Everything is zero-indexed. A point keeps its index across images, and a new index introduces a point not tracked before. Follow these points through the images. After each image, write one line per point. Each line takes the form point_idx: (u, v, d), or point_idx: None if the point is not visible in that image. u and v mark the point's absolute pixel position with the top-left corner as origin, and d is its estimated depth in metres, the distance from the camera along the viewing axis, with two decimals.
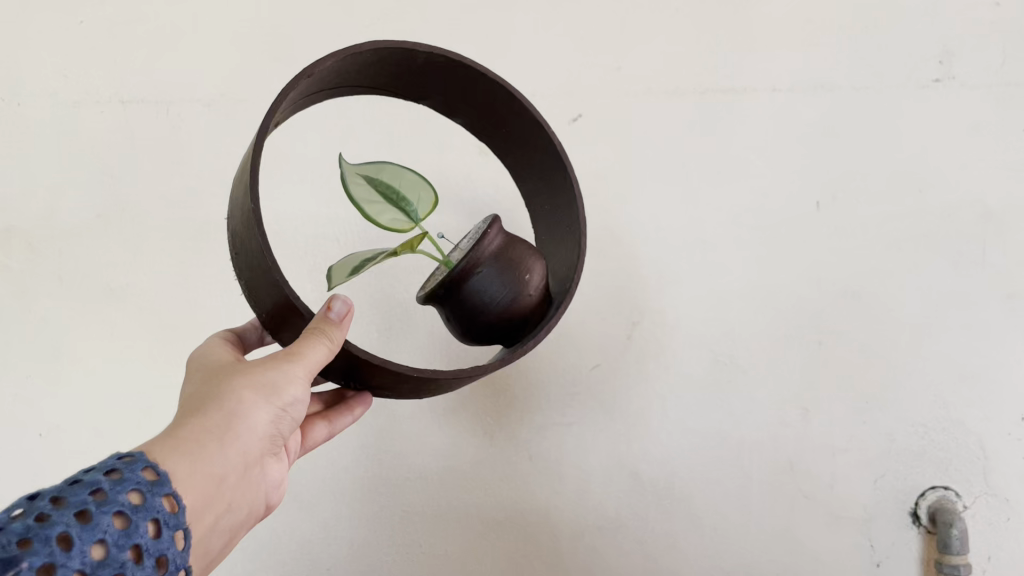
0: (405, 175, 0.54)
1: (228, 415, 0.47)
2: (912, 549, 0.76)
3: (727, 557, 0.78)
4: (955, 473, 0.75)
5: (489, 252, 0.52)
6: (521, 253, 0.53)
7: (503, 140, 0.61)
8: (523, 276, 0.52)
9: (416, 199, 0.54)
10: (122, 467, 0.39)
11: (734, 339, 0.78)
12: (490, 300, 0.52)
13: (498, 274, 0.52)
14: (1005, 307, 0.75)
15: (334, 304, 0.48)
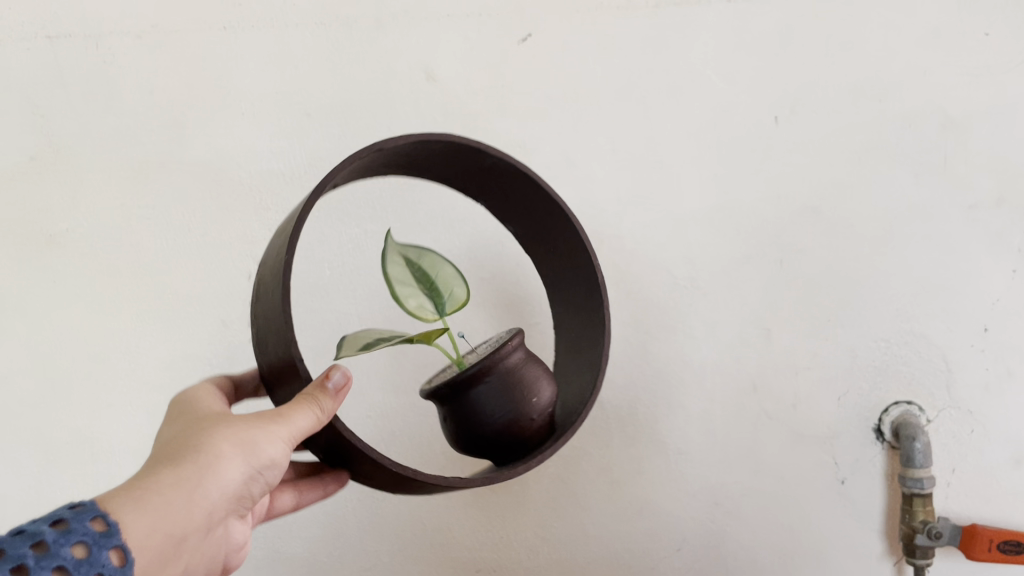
0: (445, 269, 0.57)
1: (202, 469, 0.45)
2: (877, 465, 0.75)
3: (693, 480, 0.76)
4: (918, 387, 0.74)
5: (505, 363, 0.52)
6: (535, 375, 0.54)
7: (546, 260, 0.64)
8: (530, 398, 0.53)
9: (450, 293, 0.56)
10: (91, 541, 0.39)
11: (693, 262, 0.76)
12: (490, 413, 0.52)
13: (509, 390, 0.52)
14: (967, 217, 0.73)
15: (333, 374, 0.48)
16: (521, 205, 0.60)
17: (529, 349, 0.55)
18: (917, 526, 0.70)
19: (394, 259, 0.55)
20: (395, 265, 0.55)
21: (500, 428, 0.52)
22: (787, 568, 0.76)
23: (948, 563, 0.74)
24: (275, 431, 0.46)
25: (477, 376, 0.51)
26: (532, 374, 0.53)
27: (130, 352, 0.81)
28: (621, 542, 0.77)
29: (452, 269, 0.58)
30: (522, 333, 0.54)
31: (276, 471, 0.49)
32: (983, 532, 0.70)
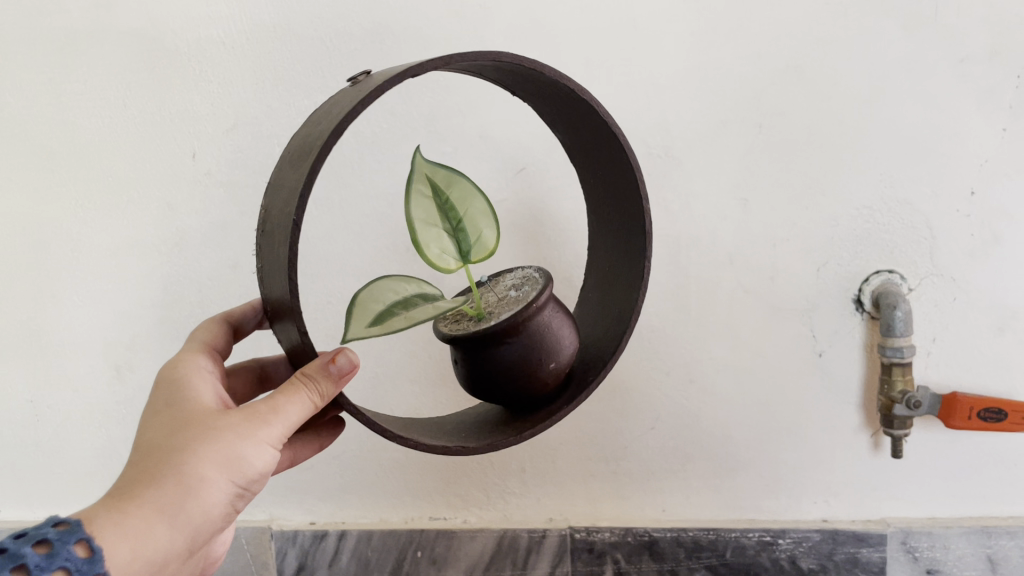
0: (477, 204, 0.49)
1: (187, 492, 0.43)
2: (855, 337, 0.73)
3: (667, 358, 0.74)
4: (900, 255, 0.71)
5: (524, 325, 0.48)
6: (556, 337, 0.50)
7: (594, 174, 0.57)
8: (543, 363, 0.50)
9: (477, 237, 0.49)
10: (74, 567, 0.39)
11: (668, 129, 0.70)
12: (502, 372, 0.49)
13: (528, 354, 0.49)
14: (958, 72, 0.68)
15: (339, 357, 0.45)
16: (575, 122, 0.53)
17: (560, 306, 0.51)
18: (895, 397, 0.69)
19: (420, 193, 0.48)
20: (419, 200, 0.47)
21: (509, 386, 0.50)
22: (760, 444, 0.75)
23: (924, 431, 0.73)
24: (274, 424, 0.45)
25: (501, 339, 0.48)
26: (556, 336, 0.50)
27: (72, 241, 0.77)
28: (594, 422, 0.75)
29: (484, 202, 0.50)
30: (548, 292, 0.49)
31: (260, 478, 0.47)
32: (963, 400, 0.69)
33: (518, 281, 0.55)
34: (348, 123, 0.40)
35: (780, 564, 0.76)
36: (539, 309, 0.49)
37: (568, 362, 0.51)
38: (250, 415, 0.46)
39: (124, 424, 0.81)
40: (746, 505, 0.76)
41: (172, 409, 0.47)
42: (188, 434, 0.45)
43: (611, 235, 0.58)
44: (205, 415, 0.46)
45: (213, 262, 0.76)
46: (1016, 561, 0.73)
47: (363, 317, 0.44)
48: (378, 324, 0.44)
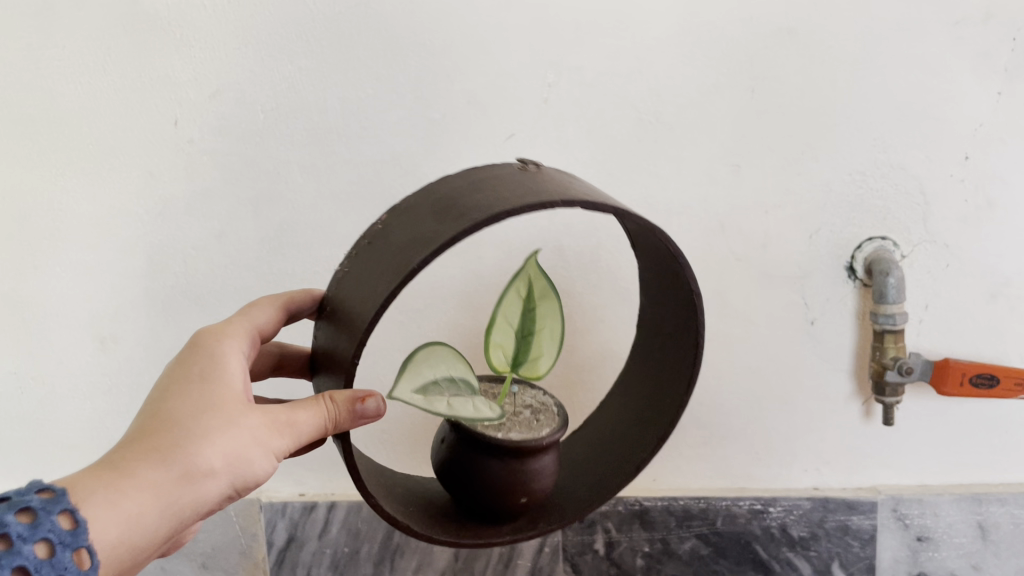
0: (550, 328, 0.53)
1: (186, 488, 0.44)
2: (847, 304, 0.72)
3: None
4: (893, 221, 0.70)
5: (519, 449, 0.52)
6: (542, 479, 0.53)
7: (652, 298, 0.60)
8: (519, 494, 0.53)
9: (534, 356, 0.53)
10: (57, 540, 0.40)
11: (659, 94, 0.69)
12: (479, 483, 0.52)
13: (510, 476, 0.52)
14: (953, 34, 0.66)
15: (369, 399, 0.47)
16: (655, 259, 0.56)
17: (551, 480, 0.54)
18: (887, 363, 0.68)
19: (515, 292, 0.52)
20: (509, 299, 0.52)
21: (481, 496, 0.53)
22: (751, 412, 0.75)
23: (915, 400, 0.72)
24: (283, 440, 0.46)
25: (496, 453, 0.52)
26: (540, 479, 0.53)
27: (54, 210, 0.75)
28: (589, 389, 0.76)
29: (559, 328, 0.53)
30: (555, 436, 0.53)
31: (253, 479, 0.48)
32: (955, 367, 0.68)
33: (535, 405, 0.58)
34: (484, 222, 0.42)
35: (770, 532, 0.75)
36: (543, 445, 0.52)
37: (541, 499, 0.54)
38: (270, 424, 0.46)
39: (111, 395, 0.80)
40: (738, 473, 0.76)
41: (201, 380, 0.47)
42: (207, 419, 0.45)
43: (651, 345, 0.61)
44: (223, 401, 0.46)
45: (198, 230, 0.75)
46: (1006, 528, 0.73)
47: (412, 381, 0.47)
48: (421, 394, 0.48)
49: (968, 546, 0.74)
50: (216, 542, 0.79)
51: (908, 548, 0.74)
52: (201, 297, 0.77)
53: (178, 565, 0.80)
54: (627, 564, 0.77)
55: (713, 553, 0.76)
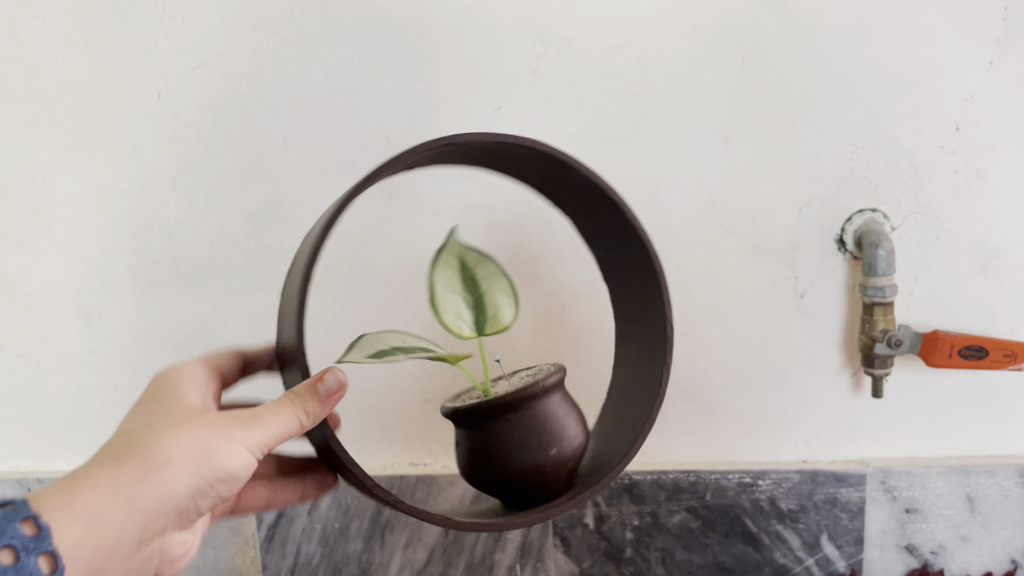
0: (499, 287, 0.49)
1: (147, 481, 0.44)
2: (837, 277, 0.72)
3: None
4: (884, 193, 0.70)
5: (529, 398, 0.48)
6: (565, 424, 0.49)
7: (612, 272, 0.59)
8: (547, 447, 0.48)
9: (495, 312, 0.48)
10: (21, 546, 0.40)
11: (649, 65, 0.68)
12: (504, 452, 0.48)
13: (529, 431, 0.48)
14: (942, 4, 0.66)
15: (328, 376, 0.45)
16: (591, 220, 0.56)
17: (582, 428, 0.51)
18: (877, 336, 0.68)
19: (445, 266, 0.48)
20: (443, 268, 0.48)
21: (510, 472, 0.48)
22: (741, 387, 0.75)
23: (904, 370, 0.72)
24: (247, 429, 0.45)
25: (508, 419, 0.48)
26: (568, 433, 0.49)
27: (37, 185, 0.74)
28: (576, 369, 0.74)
29: (507, 283, 0.49)
30: (558, 376, 0.49)
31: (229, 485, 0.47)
32: (944, 339, 0.68)
33: (535, 373, 0.56)
34: (378, 171, 0.43)
35: (759, 505, 0.75)
36: (549, 391, 0.49)
37: (576, 450, 0.50)
38: (233, 416, 0.46)
39: (97, 373, 0.79)
40: (727, 447, 0.76)
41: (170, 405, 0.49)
42: (166, 424, 0.46)
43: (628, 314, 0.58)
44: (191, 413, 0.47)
45: (183, 205, 0.74)
46: (994, 500, 0.73)
47: (365, 347, 0.46)
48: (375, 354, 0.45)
49: (957, 519, 0.73)
50: None
51: (896, 520, 0.74)
52: (186, 273, 0.76)
53: None
54: (616, 537, 0.77)
55: (703, 526, 0.76)
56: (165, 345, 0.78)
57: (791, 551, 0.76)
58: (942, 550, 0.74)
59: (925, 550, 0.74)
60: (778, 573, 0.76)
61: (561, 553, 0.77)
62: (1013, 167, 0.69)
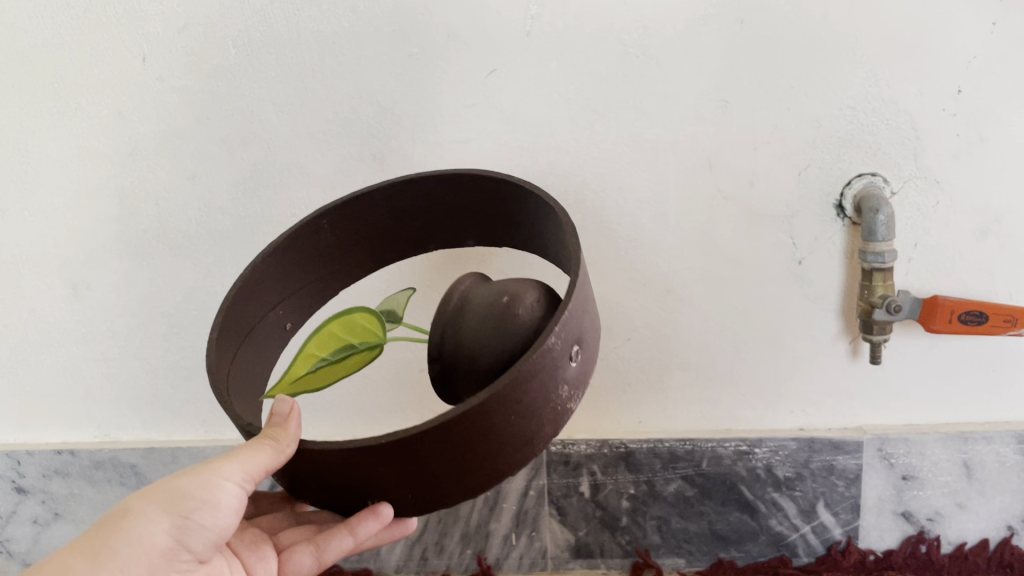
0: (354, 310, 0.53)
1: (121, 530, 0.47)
2: (836, 243, 0.71)
3: (644, 267, 0.72)
4: (884, 157, 0.69)
5: (450, 306, 0.51)
6: (504, 291, 0.50)
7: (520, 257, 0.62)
8: (500, 309, 0.48)
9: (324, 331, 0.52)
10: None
11: (646, 24, 0.66)
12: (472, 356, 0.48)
13: (476, 320, 0.49)
14: None
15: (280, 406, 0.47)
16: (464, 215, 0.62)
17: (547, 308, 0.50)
18: (875, 302, 0.67)
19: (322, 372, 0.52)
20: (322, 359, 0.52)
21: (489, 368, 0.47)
22: (737, 354, 0.74)
23: (903, 338, 0.71)
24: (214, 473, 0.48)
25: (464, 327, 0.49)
26: (520, 298, 0.49)
27: (21, 152, 0.73)
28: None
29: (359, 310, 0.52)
30: (463, 280, 0.53)
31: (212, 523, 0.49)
32: (944, 305, 0.67)
33: None
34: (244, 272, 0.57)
35: (755, 472, 0.74)
36: (464, 294, 0.52)
37: (536, 306, 0.49)
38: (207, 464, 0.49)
39: (86, 344, 0.78)
40: (723, 415, 0.76)
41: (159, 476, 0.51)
42: (146, 494, 0.49)
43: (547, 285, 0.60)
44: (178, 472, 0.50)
45: (169, 172, 0.72)
46: (991, 467, 0.72)
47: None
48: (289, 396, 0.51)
49: (954, 485, 0.73)
50: None
51: (893, 487, 0.74)
52: (175, 242, 0.74)
53: None
54: (612, 506, 0.76)
55: (699, 494, 0.75)
56: (154, 314, 0.77)
57: (787, 518, 0.76)
58: (939, 517, 0.74)
59: (921, 517, 0.74)
60: (773, 540, 0.76)
61: (556, 521, 0.77)
62: (1016, 130, 0.67)
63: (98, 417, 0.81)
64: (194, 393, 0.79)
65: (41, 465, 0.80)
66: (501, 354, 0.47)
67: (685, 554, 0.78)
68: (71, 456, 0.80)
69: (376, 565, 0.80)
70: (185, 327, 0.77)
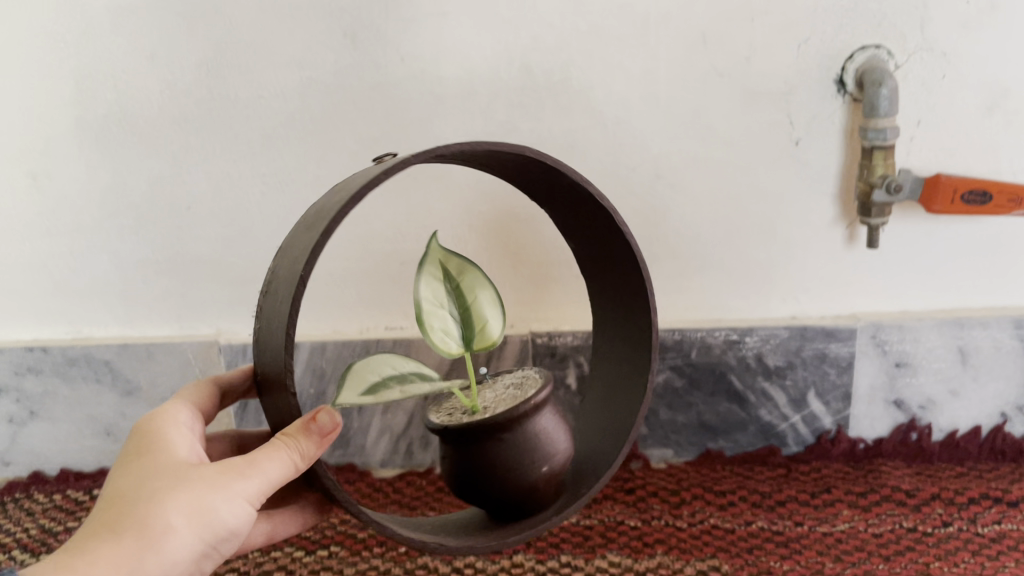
0: (485, 294, 0.52)
1: (146, 543, 0.41)
2: (836, 122, 0.67)
3: (633, 153, 0.68)
4: (889, 28, 0.64)
5: (530, 408, 0.50)
6: (553, 439, 0.51)
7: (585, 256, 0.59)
8: (537, 465, 0.50)
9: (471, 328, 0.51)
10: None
11: None
12: (498, 447, 0.49)
13: (520, 448, 0.49)
14: None
15: (321, 416, 0.45)
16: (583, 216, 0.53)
17: (553, 402, 0.52)
18: (875, 182, 0.64)
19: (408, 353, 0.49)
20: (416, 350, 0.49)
21: (496, 478, 0.50)
22: (729, 242, 0.71)
23: (901, 223, 0.69)
24: (242, 483, 0.44)
25: (497, 425, 0.49)
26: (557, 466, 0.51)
27: None
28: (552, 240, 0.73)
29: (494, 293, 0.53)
30: (549, 387, 0.51)
31: (232, 544, 0.45)
32: (947, 183, 0.64)
33: (517, 380, 0.56)
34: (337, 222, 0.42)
35: (745, 362, 0.73)
36: (536, 405, 0.50)
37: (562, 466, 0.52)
38: (226, 466, 0.44)
39: (51, 238, 0.74)
40: (714, 304, 0.73)
41: (151, 464, 0.45)
42: (157, 491, 0.43)
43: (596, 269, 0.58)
44: (178, 463, 0.45)
45: (128, 51, 0.68)
46: (987, 352, 0.71)
47: (357, 385, 0.46)
48: (372, 394, 0.45)
49: (948, 372, 0.71)
50: (176, 384, 0.78)
51: (886, 375, 0.72)
52: (137, 129, 0.70)
53: (139, 411, 0.79)
54: None
55: (687, 385, 0.74)
56: (121, 207, 0.73)
57: (777, 408, 0.74)
58: (931, 404, 0.73)
59: (913, 405, 0.73)
60: (763, 431, 0.75)
61: None
62: None
63: (70, 313, 0.77)
64: (166, 289, 0.76)
65: (14, 363, 0.77)
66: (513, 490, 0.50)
67: (674, 444, 0.76)
68: (43, 353, 0.77)
69: (361, 460, 0.79)
70: (153, 219, 0.73)
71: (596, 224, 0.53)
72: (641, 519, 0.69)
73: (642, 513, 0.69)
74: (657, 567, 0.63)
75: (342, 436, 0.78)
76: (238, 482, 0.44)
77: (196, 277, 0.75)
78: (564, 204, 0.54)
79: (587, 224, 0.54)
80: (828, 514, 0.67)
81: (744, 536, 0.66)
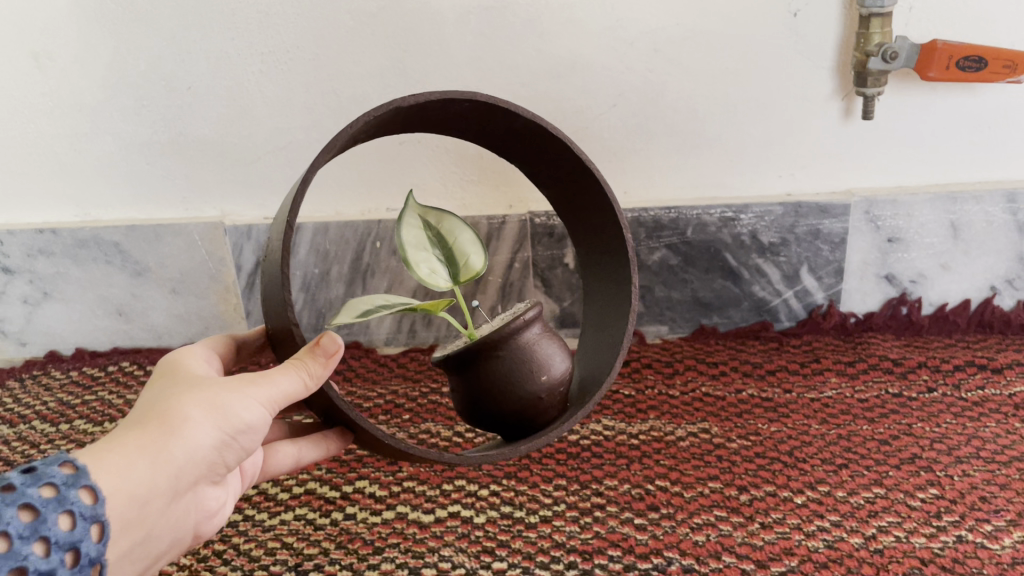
0: (465, 235, 0.53)
1: (168, 433, 0.41)
2: None
3: (631, 26, 0.68)
4: None
5: (521, 325, 0.49)
6: (548, 357, 0.50)
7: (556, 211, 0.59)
8: (534, 377, 0.49)
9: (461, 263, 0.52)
10: (59, 481, 0.37)
11: None
12: (491, 366, 0.49)
13: (513, 364, 0.49)
14: None
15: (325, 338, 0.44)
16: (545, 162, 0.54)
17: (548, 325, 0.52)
18: (871, 51, 0.64)
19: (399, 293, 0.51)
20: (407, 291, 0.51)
21: (492, 393, 0.50)
22: (726, 118, 0.71)
23: (896, 95, 0.69)
24: (253, 390, 0.43)
25: (488, 343, 0.49)
26: (553, 382, 0.50)
27: None
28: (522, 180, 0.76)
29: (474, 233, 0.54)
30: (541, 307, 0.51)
31: (256, 439, 0.44)
32: (942, 51, 0.65)
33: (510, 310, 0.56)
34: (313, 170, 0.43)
35: (739, 239, 0.74)
36: (527, 320, 0.50)
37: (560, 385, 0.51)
38: (243, 375, 0.44)
39: (55, 120, 0.75)
40: (709, 183, 0.74)
41: (173, 376, 0.45)
42: (179, 390, 0.43)
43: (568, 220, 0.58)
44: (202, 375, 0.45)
45: None
46: (979, 226, 0.72)
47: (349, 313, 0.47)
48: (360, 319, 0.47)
49: (939, 247, 0.73)
50: (185, 267, 0.79)
51: (878, 250, 0.74)
52: (135, 6, 0.70)
53: (149, 292, 0.81)
54: None
55: (683, 263, 0.75)
56: (123, 87, 0.73)
57: (770, 284, 0.75)
58: (922, 279, 0.75)
59: (905, 279, 0.75)
60: (756, 307, 0.76)
61: (542, 292, 0.79)
62: None
63: (77, 195, 0.78)
64: (170, 172, 0.77)
65: (25, 245, 0.79)
66: (509, 406, 0.50)
67: (669, 321, 0.78)
68: (53, 235, 0.79)
69: (365, 338, 0.81)
70: (155, 100, 0.73)
71: (555, 156, 0.52)
72: (635, 388, 0.71)
73: (636, 383, 0.72)
74: (650, 430, 0.66)
75: (346, 315, 0.79)
76: (251, 383, 0.43)
77: (199, 160, 0.76)
78: (527, 160, 0.55)
79: (543, 158, 0.54)
80: (816, 382, 0.70)
81: (735, 402, 0.68)
